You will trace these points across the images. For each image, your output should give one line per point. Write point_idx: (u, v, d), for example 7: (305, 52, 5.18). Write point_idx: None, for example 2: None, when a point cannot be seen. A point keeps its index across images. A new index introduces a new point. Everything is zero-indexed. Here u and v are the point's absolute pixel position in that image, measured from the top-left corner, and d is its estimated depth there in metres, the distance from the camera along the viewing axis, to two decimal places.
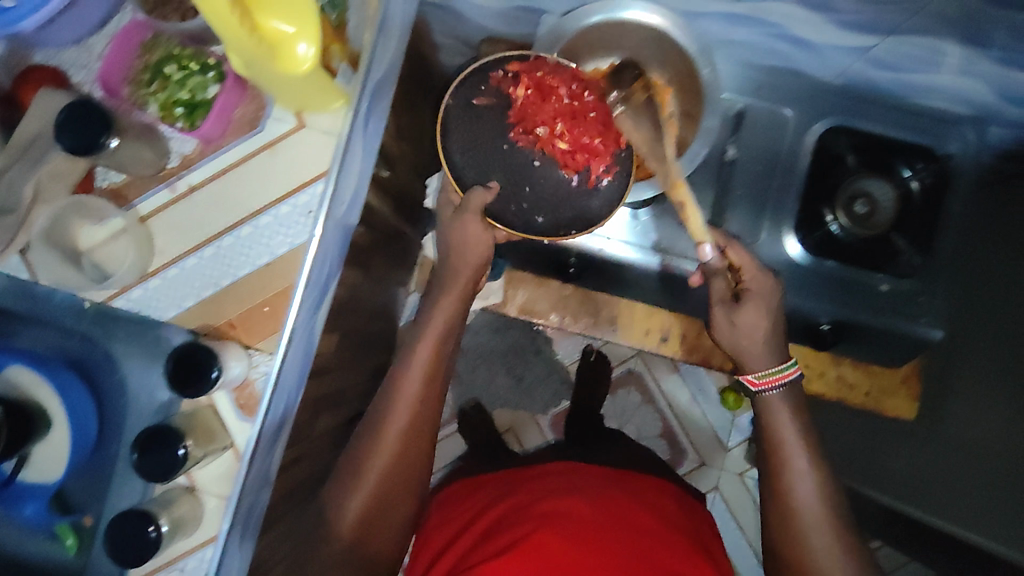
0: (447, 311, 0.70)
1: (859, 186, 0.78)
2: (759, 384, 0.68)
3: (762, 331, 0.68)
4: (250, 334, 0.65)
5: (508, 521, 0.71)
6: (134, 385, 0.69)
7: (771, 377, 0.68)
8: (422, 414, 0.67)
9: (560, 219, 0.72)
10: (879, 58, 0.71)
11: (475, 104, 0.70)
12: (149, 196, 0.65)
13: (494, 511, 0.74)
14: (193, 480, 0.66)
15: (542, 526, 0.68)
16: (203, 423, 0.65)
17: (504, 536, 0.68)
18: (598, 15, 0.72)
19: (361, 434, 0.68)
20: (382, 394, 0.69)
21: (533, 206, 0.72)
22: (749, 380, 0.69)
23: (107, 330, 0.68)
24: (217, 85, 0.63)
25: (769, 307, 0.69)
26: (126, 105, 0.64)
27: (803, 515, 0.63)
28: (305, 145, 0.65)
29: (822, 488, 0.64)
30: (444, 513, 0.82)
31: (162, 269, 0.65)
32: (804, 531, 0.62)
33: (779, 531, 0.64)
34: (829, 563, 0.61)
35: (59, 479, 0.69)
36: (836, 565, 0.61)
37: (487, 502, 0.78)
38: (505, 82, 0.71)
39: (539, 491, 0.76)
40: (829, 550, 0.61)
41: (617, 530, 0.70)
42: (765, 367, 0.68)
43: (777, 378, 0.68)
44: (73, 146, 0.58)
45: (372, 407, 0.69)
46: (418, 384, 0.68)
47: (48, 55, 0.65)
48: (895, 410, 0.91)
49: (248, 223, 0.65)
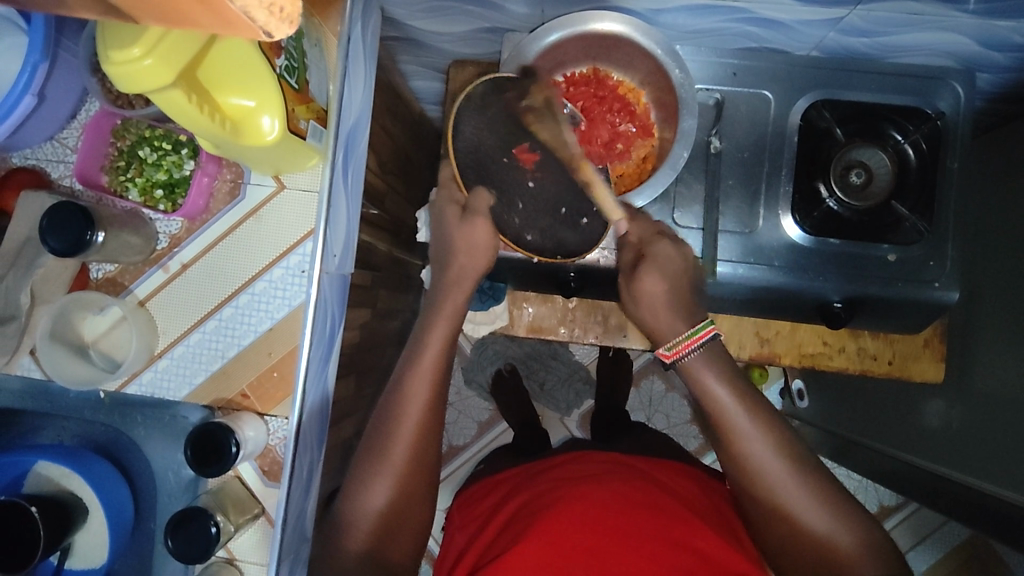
0: (444, 323, 0.68)
1: (853, 156, 0.73)
2: (671, 356, 0.63)
3: (662, 293, 0.65)
4: (264, 401, 0.65)
5: (522, 516, 0.66)
6: (160, 466, 0.69)
7: (682, 345, 0.63)
8: (425, 440, 0.64)
9: (549, 238, 0.68)
10: (852, 26, 0.71)
11: (484, 112, 0.64)
12: (144, 280, 0.65)
13: (508, 508, 0.71)
14: (231, 552, 0.66)
15: (554, 514, 0.64)
16: (232, 497, 0.65)
17: (519, 528, 0.65)
18: (557, 33, 0.69)
19: (359, 462, 0.64)
20: (379, 420, 0.65)
21: (524, 222, 0.67)
22: (663, 354, 0.64)
23: (127, 414, 0.68)
24: (192, 162, 0.65)
25: (678, 272, 0.66)
26: (107, 196, 0.65)
27: (767, 469, 0.58)
28: (290, 206, 0.65)
29: (772, 434, 0.59)
30: (461, 517, 0.78)
31: (168, 349, 0.65)
32: (773, 487, 0.58)
33: (755, 496, 0.59)
34: (806, 509, 0.57)
35: (105, 563, 0.66)
36: (814, 508, 0.56)
37: (501, 500, 0.75)
38: (508, 97, 0.65)
39: (557, 479, 0.71)
40: (802, 494, 0.57)
41: (682, 523, 0.64)
42: (675, 335, 0.64)
43: (688, 345, 0.62)
44: (61, 247, 0.57)
45: (370, 428, 0.66)
46: (420, 419, 0.64)
47: (25, 155, 0.65)
48: (921, 375, 0.91)
49: (244, 292, 0.65)
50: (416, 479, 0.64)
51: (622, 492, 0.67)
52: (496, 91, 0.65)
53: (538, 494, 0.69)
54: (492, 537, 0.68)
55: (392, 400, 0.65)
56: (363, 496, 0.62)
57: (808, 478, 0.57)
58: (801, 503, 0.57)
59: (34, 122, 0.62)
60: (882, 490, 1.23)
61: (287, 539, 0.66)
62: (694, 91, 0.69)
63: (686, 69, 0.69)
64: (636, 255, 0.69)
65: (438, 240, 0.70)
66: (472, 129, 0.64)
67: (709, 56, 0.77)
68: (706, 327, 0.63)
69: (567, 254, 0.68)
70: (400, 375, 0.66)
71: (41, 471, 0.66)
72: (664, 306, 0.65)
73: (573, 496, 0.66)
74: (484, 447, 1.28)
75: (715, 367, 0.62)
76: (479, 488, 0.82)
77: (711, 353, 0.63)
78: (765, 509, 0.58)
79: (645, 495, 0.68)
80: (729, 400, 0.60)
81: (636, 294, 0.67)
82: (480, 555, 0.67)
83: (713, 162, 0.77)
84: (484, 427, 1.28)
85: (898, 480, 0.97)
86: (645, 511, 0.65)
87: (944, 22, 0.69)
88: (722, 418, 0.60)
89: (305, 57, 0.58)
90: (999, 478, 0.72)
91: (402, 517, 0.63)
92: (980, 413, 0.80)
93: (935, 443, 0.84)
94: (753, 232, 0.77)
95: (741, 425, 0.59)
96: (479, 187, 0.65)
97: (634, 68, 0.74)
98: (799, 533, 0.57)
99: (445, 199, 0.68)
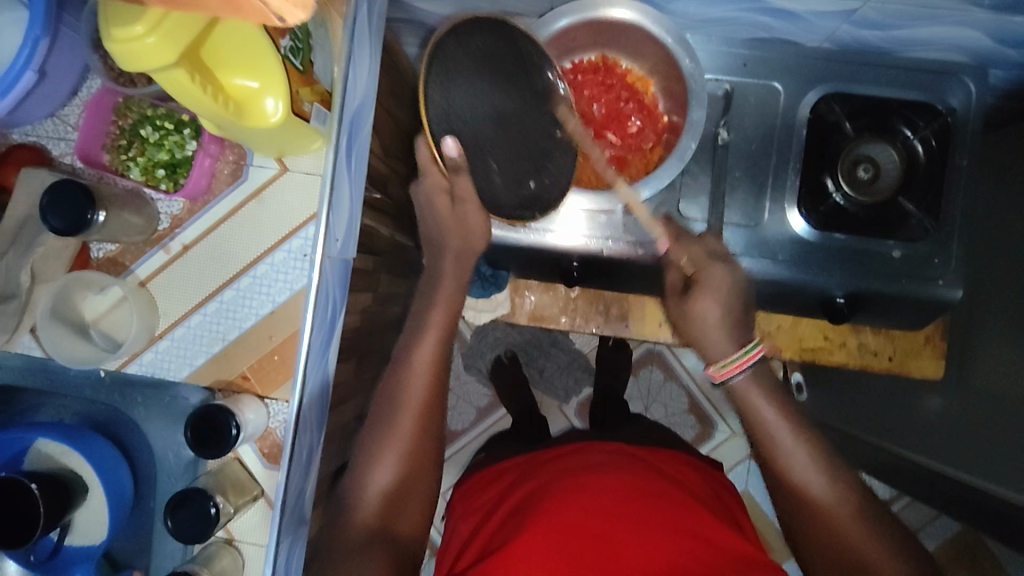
0: (444, 305, 0.70)
1: (861, 151, 0.74)
2: (722, 374, 0.64)
3: (716, 316, 0.64)
4: (265, 384, 0.66)
5: (530, 504, 0.67)
6: (160, 446, 0.69)
7: (732, 366, 0.63)
8: (428, 421, 0.65)
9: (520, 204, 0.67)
10: (864, 18, 0.70)
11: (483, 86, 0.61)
12: (145, 260, 0.65)
13: (514, 497, 0.71)
14: (230, 532, 0.67)
15: (563, 506, 0.64)
16: (231, 478, 0.65)
17: (528, 515, 0.65)
18: (567, 18, 0.68)
19: (361, 448, 0.65)
20: (383, 407, 0.65)
21: (499, 166, 0.64)
22: (713, 372, 0.65)
23: (128, 394, 0.68)
24: (194, 142, 0.64)
25: (727, 292, 0.65)
26: (108, 174, 0.64)
27: (795, 464, 0.60)
28: (293, 189, 0.64)
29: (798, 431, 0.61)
30: (462, 508, 0.79)
31: (168, 331, 0.65)
32: (800, 479, 0.60)
33: (786, 492, 0.61)
34: (833, 503, 0.58)
35: (104, 541, 0.66)
36: (840, 503, 0.58)
37: (505, 490, 0.75)
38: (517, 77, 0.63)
39: (562, 468, 0.71)
40: (829, 489, 0.59)
41: (685, 509, 0.65)
42: (726, 355, 0.64)
43: (739, 367, 0.63)
44: (62, 226, 0.56)
45: (372, 415, 0.66)
46: (421, 407, 0.64)
47: (25, 131, 0.65)
48: (921, 371, 0.94)
49: (246, 274, 0.64)
50: (421, 454, 0.64)
51: (627, 480, 0.68)
52: (456, 37, 0.60)
53: (538, 484, 0.70)
54: (498, 525, 0.68)
55: (398, 378, 0.66)
56: (371, 471, 0.62)
57: (835, 470, 0.60)
58: (829, 494, 0.59)
59: (36, 98, 0.61)
60: (875, 484, 1.24)
61: (286, 522, 0.66)
62: (703, 82, 0.68)
63: (696, 58, 0.68)
64: (682, 277, 0.69)
65: (439, 222, 0.70)
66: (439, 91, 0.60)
67: (720, 46, 0.76)
68: (758, 347, 0.64)
69: (544, 210, 0.68)
70: (403, 362, 0.66)
71: (41, 448, 0.65)
72: (715, 329, 0.65)
73: (582, 486, 0.66)
74: (482, 433, 1.28)
75: (761, 382, 0.64)
76: (480, 478, 0.83)
77: (757, 374, 0.64)
78: (795, 502, 0.60)
79: (645, 482, 0.68)
80: (759, 400, 0.63)
81: (687, 315, 0.66)
82: (486, 544, 0.67)
83: (720, 153, 0.76)
84: (482, 413, 1.28)
85: (892, 475, 0.98)
86: (652, 500, 0.65)
87: (961, 18, 0.67)
88: (750, 411, 0.63)
89: (310, 37, 0.58)
90: (991, 474, 0.73)
91: (409, 493, 0.63)
92: (978, 409, 0.80)
93: (930, 440, 0.84)
94: (759, 226, 0.77)
95: (771, 420, 0.62)
96: (448, 138, 0.60)
97: (642, 57, 0.73)
98: (826, 524, 0.58)
99: (433, 186, 0.68)
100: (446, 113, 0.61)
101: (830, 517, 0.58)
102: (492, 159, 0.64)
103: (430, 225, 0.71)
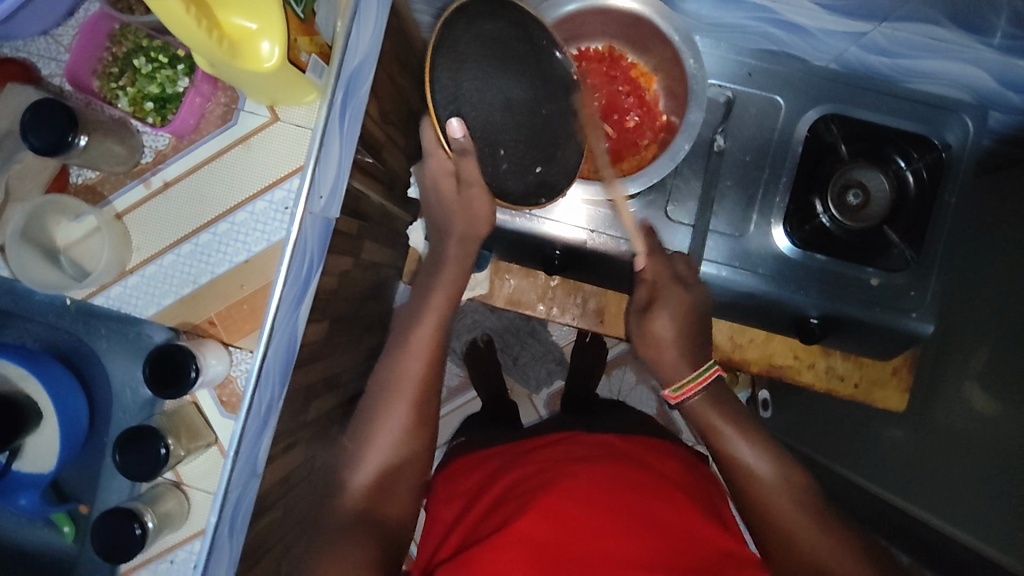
0: (443, 295, 0.69)
1: (854, 174, 0.75)
2: (677, 396, 0.65)
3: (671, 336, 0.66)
4: (230, 331, 0.65)
5: (515, 493, 0.67)
6: (119, 381, 0.68)
7: (687, 386, 0.65)
8: (426, 395, 0.65)
9: (527, 188, 0.67)
10: (874, 42, 0.72)
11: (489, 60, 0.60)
12: (123, 193, 0.64)
13: (502, 482, 0.71)
14: (179, 475, 0.67)
15: (550, 494, 0.63)
16: (185, 421, 0.65)
17: (514, 504, 0.64)
18: (574, 3, 0.68)
19: (361, 413, 0.65)
20: (381, 378, 0.65)
21: (506, 153, 0.64)
22: (667, 394, 0.66)
23: (91, 325, 0.66)
24: (186, 79, 0.63)
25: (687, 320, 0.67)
26: (96, 100, 0.63)
27: (760, 479, 0.60)
28: (282, 139, 0.64)
29: (763, 449, 0.62)
30: (444, 491, 0.78)
31: (139, 267, 0.65)
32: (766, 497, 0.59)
33: (753, 512, 0.60)
34: (803, 525, 0.57)
35: (52, 471, 0.65)
36: (811, 527, 0.57)
37: (492, 474, 0.75)
38: (524, 52, 0.62)
39: (546, 459, 0.72)
40: (795, 508, 0.58)
41: (669, 506, 0.65)
42: (681, 376, 0.66)
43: (695, 385, 0.65)
44: (41, 145, 0.56)
45: (372, 383, 0.66)
46: (420, 377, 0.64)
47: (16, 46, 0.63)
48: (885, 402, 0.93)
49: (225, 220, 0.64)
50: (418, 434, 0.64)
51: (614, 474, 0.68)
52: (464, 22, 0.59)
53: (525, 475, 0.70)
54: (488, 508, 0.68)
55: (397, 355, 0.65)
56: (367, 440, 0.62)
57: (802, 496, 0.59)
58: (798, 519, 0.58)
59: (28, 12, 0.60)
60: None
61: (237, 471, 0.65)
62: (705, 85, 0.67)
63: (700, 60, 0.68)
64: (648, 294, 0.70)
65: (441, 203, 0.68)
66: (447, 74, 0.59)
67: (728, 52, 0.76)
68: (712, 368, 0.66)
69: (552, 196, 0.68)
70: (405, 332, 0.67)
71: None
72: (672, 347, 0.66)
73: (568, 474, 0.66)
74: (451, 412, 1.28)
75: (716, 402, 0.65)
76: (457, 466, 0.83)
77: (712, 394, 0.65)
78: (761, 523, 0.59)
79: (622, 475, 0.68)
80: (719, 410, 0.65)
81: (646, 333, 0.67)
82: (473, 530, 0.66)
83: (714, 161, 0.76)
84: (452, 392, 1.29)
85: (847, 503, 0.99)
86: (637, 496, 0.65)
87: (966, 54, 0.70)
88: (716, 432, 0.64)
89: None
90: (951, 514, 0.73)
91: (402, 474, 0.62)
92: (937, 446, 0.81)
93: (890, 470, 0.85)
94: (743, 238, 0.77)
95: (736, 437, 0.63)
96: (454, 119, 0.58)
97: (650, 52, 0.73)
98: (795, 545, 0.57)
99: (438, 169, 0.66)
100: (455, 97, 0.59)
101: (798, 541, 0.57)
102: (501, 150, 0.63)
103: (432, 199, 0.70)
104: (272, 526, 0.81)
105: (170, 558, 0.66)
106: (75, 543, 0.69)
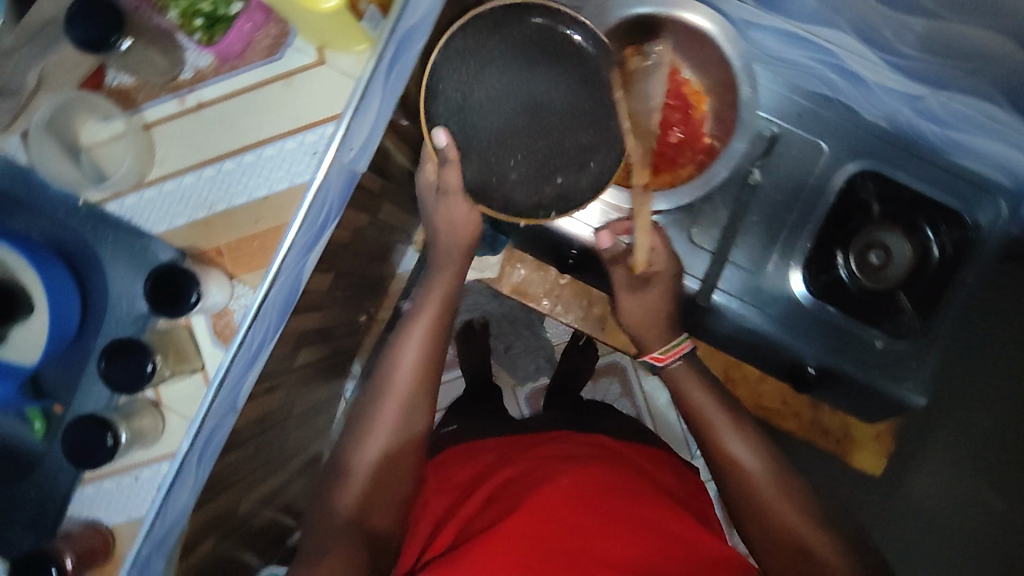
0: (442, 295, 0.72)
1: (877, 236, 0.75)
2: (664, 357, 0.75)
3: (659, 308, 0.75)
4: (236, 264, 0.65)
5: (512, 488, 0.69)
6: (117, 289, 0.67)
7: (671, 351, 0.75)
8: (417, 394, 0.70)
9: (541, 198, 0.67)
10: (927, 108, 0.73)
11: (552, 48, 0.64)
12: (158, 104, 0.64)
13: (498, 474, 0.72)
14: (159, 396, 0.67)
15: (541, 494, 0.65)
16: (176, 343, 0.65)
17: (510, 501, 0.66)
18: (645, 7, 0.68)
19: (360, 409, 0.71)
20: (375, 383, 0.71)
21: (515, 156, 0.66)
22: (654, 356, 0.76)
23: (99, 229, 0.66)
24: (241, 2, 0.61)
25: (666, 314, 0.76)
26: (145, 6, 0.63)
27: (754, 478, 0.70)
28: (323, 84, 0.63)
29: (755, 449, 0.71)
30: (435, 478, 0.79)
31: (159, 181, 0.64)
32: (763, 493, 0.69)
33: (749, 504, 0.69)
34: (792, 513, 0.68)
35: (36, 364, 0.65)
36: (800, 515, 0.67)
37: (487, 466, 0.76)
38: None
39: (539, 457, 0.73)
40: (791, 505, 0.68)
41: (655, 509, 0.67)
42: (664, 342, 0.76)
43: (675, 353, 0.75)
44: (82, 39, 0.55)
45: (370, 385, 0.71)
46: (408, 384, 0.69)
47: None
48: (862, 464, 0.94)
49: (252, 152, 0.63)
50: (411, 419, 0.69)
51: (606, 475, 0.70)
52: (490, 28, 0.64)
53: (521, 471, 0.71)
54: (483, 500, 0.70)
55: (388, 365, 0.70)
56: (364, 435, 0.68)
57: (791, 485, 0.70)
58: (788, 508, 0.68)
59: None
60: None
61: (217, 404, 0.64)
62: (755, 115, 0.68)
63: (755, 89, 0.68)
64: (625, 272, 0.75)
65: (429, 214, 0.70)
66: (456, 84, 0.64)
67: (782, 87, 0.76)
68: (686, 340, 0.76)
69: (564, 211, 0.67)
70: (402, 335, 0.72)
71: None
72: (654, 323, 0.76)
73: (557, 477, 0.68)
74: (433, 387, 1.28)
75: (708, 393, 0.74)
76: (449, 452, 0.83)
77: (689, 366, 0.76)
78: (756, 513, 0.68)
79: (611, 479, 0.69)
80: (717, 416, 0.73)
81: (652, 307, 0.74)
82: (468, 523, 0.68)
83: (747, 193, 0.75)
84: None
85: None
86: (628, 501, 0.67)
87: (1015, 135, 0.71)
88: (715, 435, 0.72)
89: None
90: None
91: (394, 467, 0.69)
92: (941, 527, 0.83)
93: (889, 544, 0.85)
94: (759, 274, 0.77)
95: (732, 441, 0.71)
96: (438, 128, 0.60)
97: (708, 73, 0.73)
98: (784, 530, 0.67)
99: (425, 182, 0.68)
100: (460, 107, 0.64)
101: (789, 526, 0.67)
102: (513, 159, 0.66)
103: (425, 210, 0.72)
104: (238, 464, 0.80)
105: (134, 473, 0.67)
106: (42, 439, 0.69)
